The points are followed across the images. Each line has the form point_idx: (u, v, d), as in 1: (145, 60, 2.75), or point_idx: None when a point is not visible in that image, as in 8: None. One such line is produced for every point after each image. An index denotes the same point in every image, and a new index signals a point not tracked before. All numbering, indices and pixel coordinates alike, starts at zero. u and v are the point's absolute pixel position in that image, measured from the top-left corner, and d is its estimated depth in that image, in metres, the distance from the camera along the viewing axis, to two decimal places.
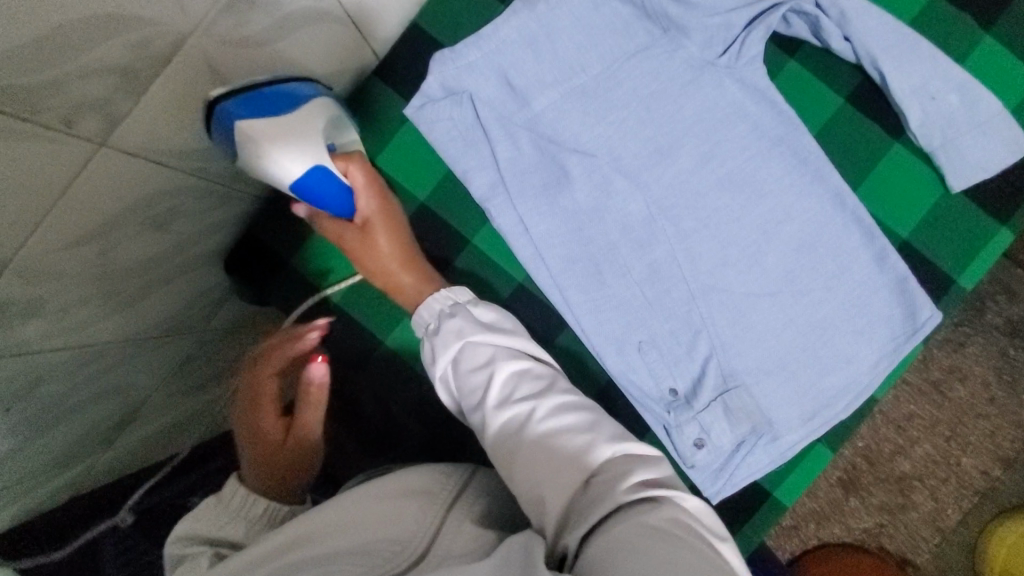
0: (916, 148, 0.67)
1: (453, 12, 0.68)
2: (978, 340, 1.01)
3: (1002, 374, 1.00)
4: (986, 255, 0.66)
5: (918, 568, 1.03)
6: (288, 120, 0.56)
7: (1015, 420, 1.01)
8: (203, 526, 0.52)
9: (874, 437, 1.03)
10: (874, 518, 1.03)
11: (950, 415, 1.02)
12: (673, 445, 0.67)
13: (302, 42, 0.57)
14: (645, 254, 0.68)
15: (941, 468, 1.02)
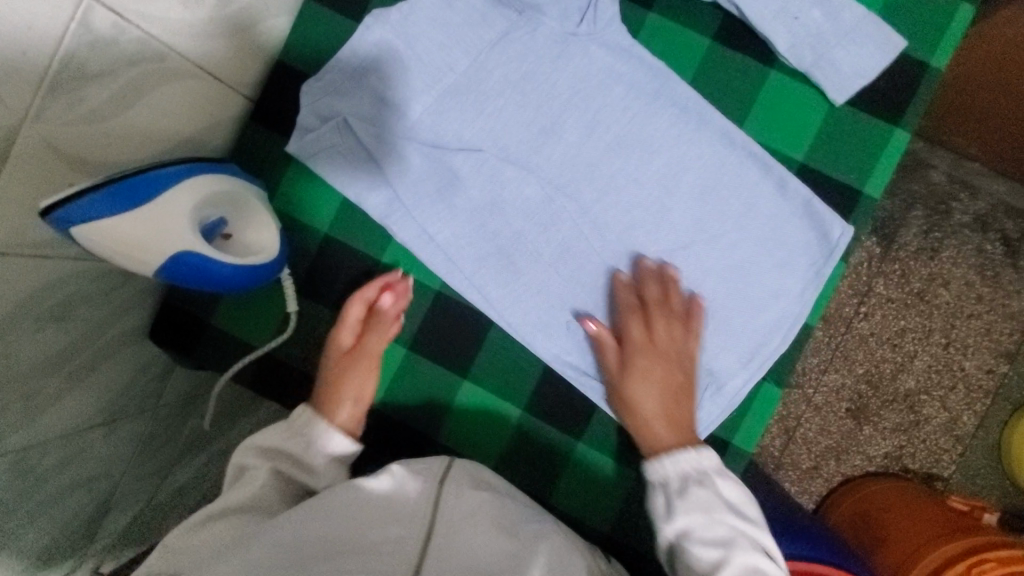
0: (792, 70, 0.66)
1: (313, 42, 0.68)
2: (952, 242, 0.99)
3: (984, 270, 0.99)
4: (885, 160, 0.66)
5: (948, 481, 1.00)
6: (149, 214, 0.52)
7: (1007, 312, 0.99)
8: (270, 446, 0.59)
9: (872, 360, 1.00)
10: (891, 441, 0.99)
11: (941, 321, 0.99)
12: (622, 418, 0.66)
13: (156, 106, 0.57)
14: (552, 235, 0.67)
15: (945, 375, 1.00)
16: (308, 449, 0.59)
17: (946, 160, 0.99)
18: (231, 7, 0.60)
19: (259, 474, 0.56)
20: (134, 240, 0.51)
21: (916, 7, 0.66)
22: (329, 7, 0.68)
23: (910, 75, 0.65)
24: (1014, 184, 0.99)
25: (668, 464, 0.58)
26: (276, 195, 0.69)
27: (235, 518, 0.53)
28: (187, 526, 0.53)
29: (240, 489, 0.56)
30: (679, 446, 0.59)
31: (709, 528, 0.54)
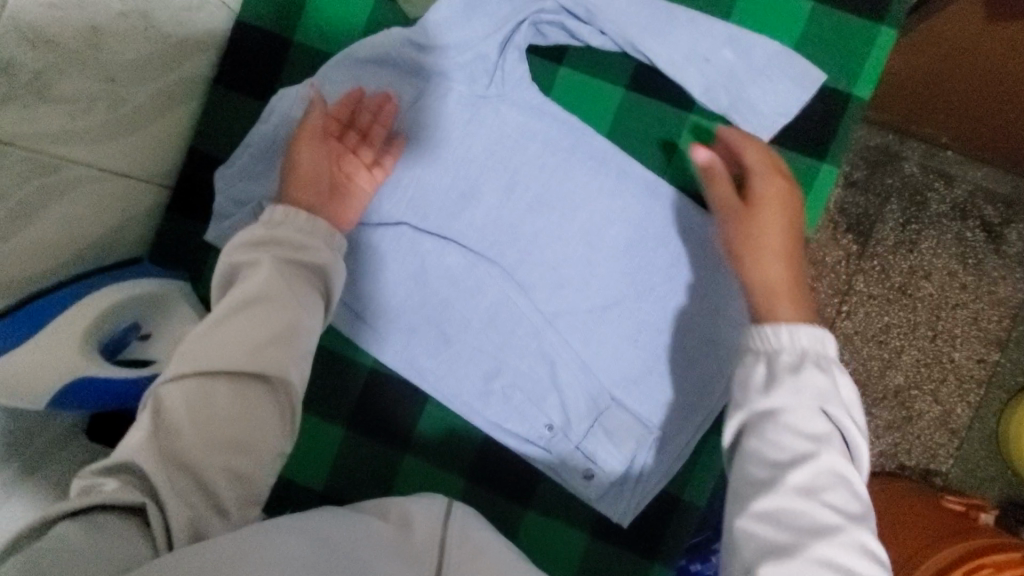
0: (709, 114, 0.64)
1: (224, 126, 0.68)
2: (931, 232, 0.96)
3: (966, 258, 0.96)
4: (814, 197, 0.64)
5: (947, 477, 0.96)
6: (33, 346, 0.52)
7: (993, 299, 0.96)
8: (260, 246, 0.55)
9: (859, 359, 0.96)
10: (887, 439, 0.96)
11: (926, 314, 0.96)
12: (562, 481, 0.64)
13: (73, 204, 0.58)
14: (480, 301, 0.65)
15: (935, 369, 0.96)
16: (303, 267, 0.55)
17: (918, 151, 0.96)
18: (127, 104, 0.59)
19: (259, 271, 0.53)
20: (23, 374, 0.51)
21: (833, 38, 0.64)
22: (235, 88, 0.68)
23: (828, 107, 0.64)
24: (990, 169, 0.96)
25: (782, 336, 0.47)
26: (199, 282, 0.69)
27: (247, 320, 0.51)
28: (175, 380, 0.49)
29: (250, 286, 0.52)
30: (793, 323, 0.50)
31: (809, 421, 0.44)
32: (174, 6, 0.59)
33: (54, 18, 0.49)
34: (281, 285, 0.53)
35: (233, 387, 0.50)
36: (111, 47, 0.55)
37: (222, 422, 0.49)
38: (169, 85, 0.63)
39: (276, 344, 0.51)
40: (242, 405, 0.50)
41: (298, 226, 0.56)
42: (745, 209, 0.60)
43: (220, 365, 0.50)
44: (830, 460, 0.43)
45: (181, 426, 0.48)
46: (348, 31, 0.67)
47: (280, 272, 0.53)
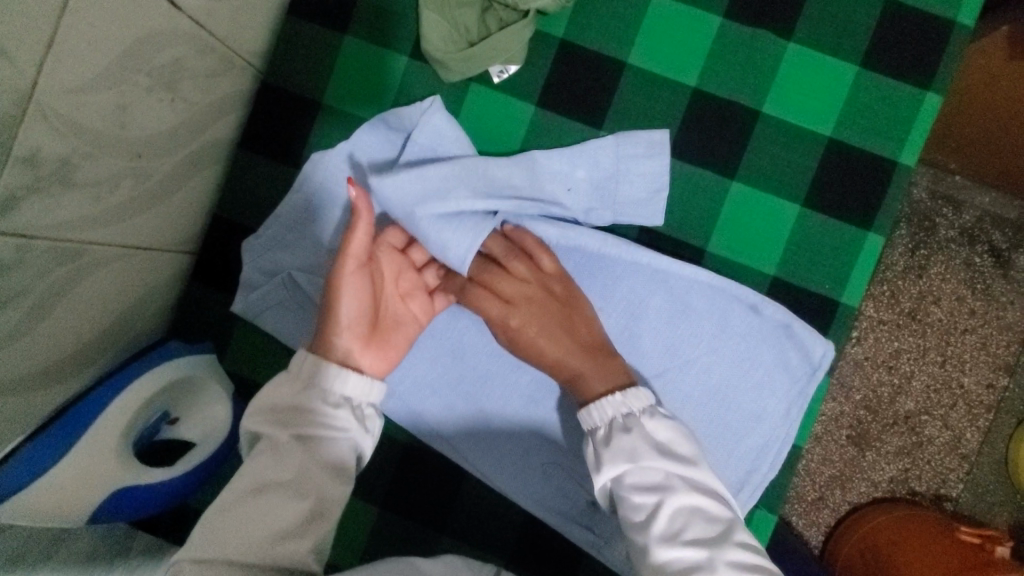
0: (753, 180, 0.62)
1: (251, 190, 0.66)
2: (940, 258, 0.93)
3: (975, 284, 0.93)
4: (863, 265, 0.62)
5: (956, 502, 0.94)
6: (74, 461, 0.52)
7: (1002, 324, 0.93)
8: (284, 412, 0.52)
9: (868, 385, 0.94)
10: (896, 464, 0.94)
11: (935, 340, 0.94)
12: (608, 563, 0.62)
13: (89, 289, 0.53)
14: (519, 375, 0.63)
15: (944, 395, 0.94)
16: (333, 435, 0.52)
17: (926, 176, 0.93)
18: (152, 178, 0.56)
19: (285, 446, 0.50)
20: (65, 491, 0.52)
21: (882, 107, 0.62)
22: (261, 151, 0.66)
23: (873, 171, 0.62)
24: (1000, 195, 0.93)
25: (601, 413, 0.54)
26: (226, 354, 0.66)
27: (270, 501, 0.48)
28: (191, 562, 0.46)
29: (274, 463, 0.50)
30: (606, 392, 0.55)
31: (644, 475, 0.50)
32: (201, 75, 0.57)
33: (83, 104, 0.45)
34: (308, 462, 0.50)
35: (254, 572, 0.46)
36: (136, 122, 0.51)
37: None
38: (194, 153, 0.60)
39: (301, 522, 0.48)
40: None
41: (323, 389, 0.53)
42: (556, 292, 0.60)
43: (240, 550, 0.46)
44: (676, 500, 0.48)
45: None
46: (380, 94, 0.64)
47: (309, 448, 0.51)
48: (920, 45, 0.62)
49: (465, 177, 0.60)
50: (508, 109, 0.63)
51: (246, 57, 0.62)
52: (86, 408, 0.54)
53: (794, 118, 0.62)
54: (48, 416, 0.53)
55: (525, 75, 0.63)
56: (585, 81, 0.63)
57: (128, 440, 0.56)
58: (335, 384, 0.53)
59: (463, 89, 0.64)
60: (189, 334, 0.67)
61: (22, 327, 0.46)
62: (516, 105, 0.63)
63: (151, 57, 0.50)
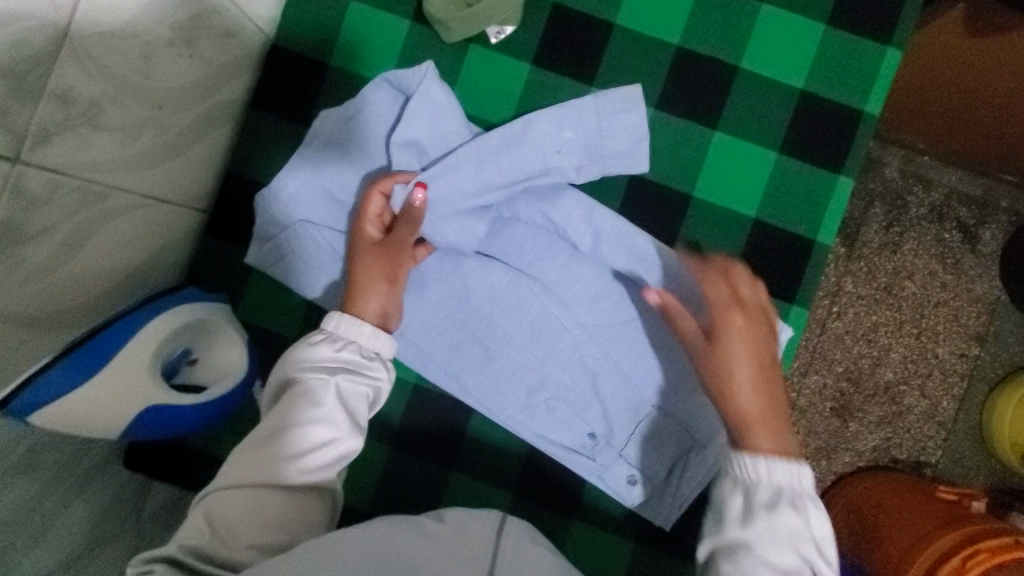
0: (734, 131, 0.67)
1: (262, 149, 0.70)
2: (912, 234, 0.99)
3: (945, 258, 0.99)
4: (835, 208, 0.67)
5: (936, 467, 0.99)
6: (107, 374, 0.55)
7: (971, 296, 0.99)
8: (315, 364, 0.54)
9: (849, 357, 0.99)
10: (878, 434, 0.99)
11: (910, 313, 0.99)
12: (608, 488, 0.66)
13: (115, 232, 0.56)
14: (521, 317, 0.67)
15: (921, 365, 0.99)
16: (359, 380, 0.55)
17: (897, 156, 1.00)
18: (170, 130, 0.59)
19: (313, 387, 0.53)
20: (100, 401, 0.54)
21: (847, 61, 0.68)
22: (271, 112, 0.69)
23: (842, 122, 0.67)
24: (964, 173, 0.99)
25: (766, 476, 0.48)
26: (239, 305, 0.69)
27: (287, 442, 0.51)
28: (223, 488, 0.50)
29: (303, 403, 0.52)
30: (774, 452, 0.49)
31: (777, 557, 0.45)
32: (216, 33, 0.60)
33: (110, 49, 0.48)
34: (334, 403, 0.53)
35: (284, 497, 0.50)
36: (157, 73, 0.54)
37: (272, 516, 0.49)
38: (208, 110, 0.64)
39: (325, 454, 0.52)
40: (286, 517, 0.49)
41: (356, 342, 0.56)
42: (708, 336, 0.56)
43: (268, 477, 0.50)
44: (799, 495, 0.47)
45: (232, 524, 0.48)
46: (384, 56, 0.68)
47: (336, 390, 0.53)
48: (881, 4, 0.67)
49: (467, 159, 0.63)
50: (506, 68, 0.68)
51: (257, 21, 0.66)
52: (114, 333, 0.56)
53: (769, 74, 0.67)
54: (78, 335, 0.54)
55: (520, 36, 0.68)
56: (576, 39, 0.67)
57: (154, 361, 0.58)
58: (358, 334, 0.56)
59: (463, 50, 0.68)
60: (202, 287, 0.70)
61: (56, 262, 0.49)
62: (513, 64, 0.68)
63: (171, 10, 0.53)
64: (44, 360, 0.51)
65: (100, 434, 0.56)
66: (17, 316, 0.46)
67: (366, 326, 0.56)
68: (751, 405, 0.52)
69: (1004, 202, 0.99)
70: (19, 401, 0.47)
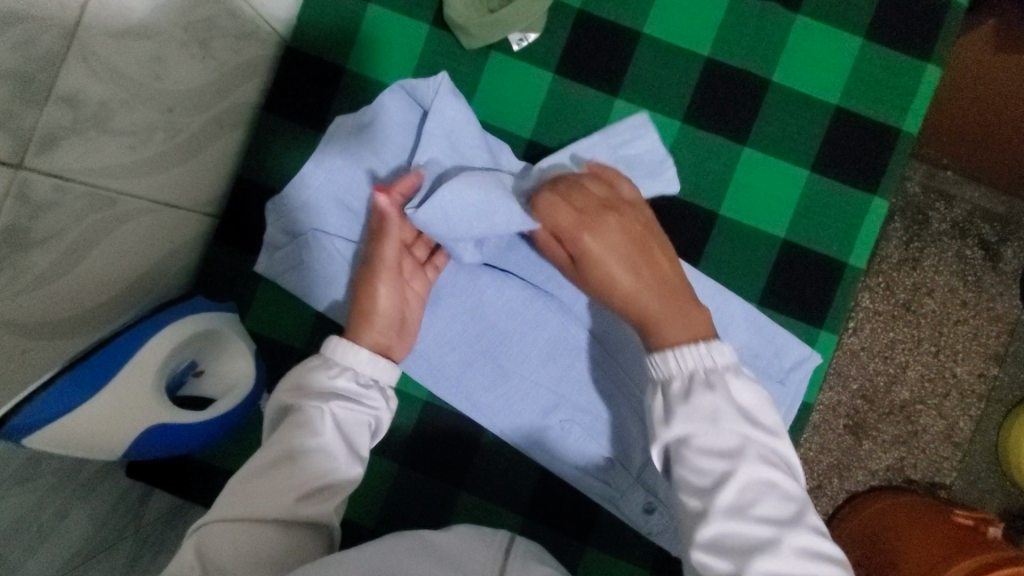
0: (764, 146, 0.64)
1: (275, 154, 0.68)
2: (933, 250, 0.96)
3: (965, 275, 0.96)
4: (868, 228, 0.65)
5: (950, 490, 0.96)
6: (112, 391, 0.53)
7: (991, 315, 0.96)
8: (313, 391, 0.53)
9: (865, 376, 0.96)
10: (891, 453, 0.96)
11: (928, 330, 0.96)
12: (623, 516, 0.64)
13: (123, 237, 0.54)
14: (537, 333, 0.64)
15: (938, 384, 0.96)
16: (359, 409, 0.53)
17: (920, 171, 0.97)
18: (182, 133, 0.57)
19: (312, 415, 0.51)
20: (102, 420, 0.53)
21: (884, 76, 0.65)
22: (285, 116, 0.67)
23: (877, 139, 0.64)
24: (988, 188, 0.96)
25: (677, 364, 0.50)
26: (248, 313, 0.68)
27: (284, 471, 0.48)
28: (217, 521, 0.46)
29: (302, 431, 0.50)
30: (686, 341, 0.51)
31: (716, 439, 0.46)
32: (231, 35, 0.58)
33: (121, 50, 0.46)
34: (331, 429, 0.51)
35: (280, 529, 0.47)
36: (169, 75, 0.52)
37: (270, 550, 0.46)
38: (221, 113, 0.62)
39: (324, 486, 0.50)
40: (282, 552, 0.46)
41: (355, 368, 0.54)
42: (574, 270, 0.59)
43: (265, 508, 0.47)
44: (747, 470, 0.45)
45: (229, 562, 0.45)
46: (403, 60, 0.66)
47: (334, 417, 0.51)
48: (921, 17, 0.65)
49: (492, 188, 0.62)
50: (528, 75, 0.65)
51: (274, 22, 0.64)
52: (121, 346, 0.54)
53: (803, 87, 0.65)
54: (82, 351, 0.53)
55: (544, 42, 0.65)
56: (602, 47, 0.65)
57: (159, 380, 0.57)
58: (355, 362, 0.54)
59: (484, 56, 0.65)
60: (210, 293, 0.68)
61: (61, 270, 0.47)
62: (536, 72, 0.65)
63: (185, 10, 0.51)
64: (46, 378, 0.49)
65: (101, 455, 0.55)
66: (20, 327, 0.44)
67: (363, 350, 0.55)
68: (671, 326, 0.53)
69: None
70: (19, 421, 0.45)
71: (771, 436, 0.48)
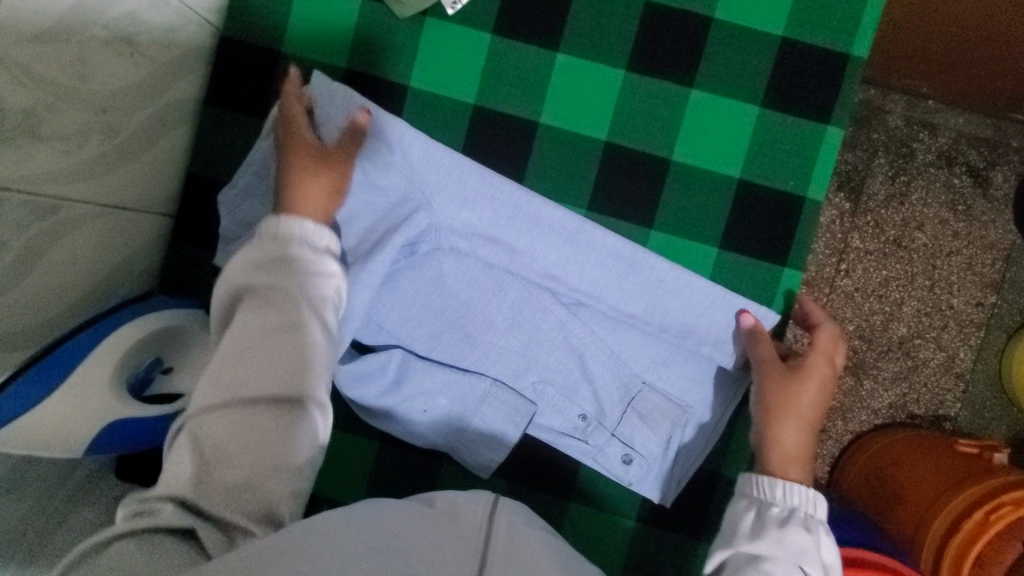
0: (711, 85, 0.63)
1: (223, 146, 0.67)
2: (920, 182, 0.95)
3: (956, 205, 0.94)
4: (826, 158, 0.63)
5: (956, 421, 0.96)
6: (70, 388, 0.53)
7: (984, 243, 0.95)
8: (264, 275, 0.52)
9: (860, 315, 0.95)
10: (893, 390, 0.96)
11: (922, 264, 0.95)
12: (604, 470, 0.64)
13: (75, 245, 0.54)
14: (503, 298, 0.64)
15: (935, 317, 0.95)
16: (314, 275, 0.53)
17: (900, 103, 0.94)
18: (120, 134, 0.57)
19: (280, 297, 0.51)
20: (64, 419, 0.52)
21: None
22: (228, 107, 0.67)
23: (828, 66, 0.63)
24: (974, 114, 0.94)
25: (788, 489, 0.53)
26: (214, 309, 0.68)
27: (258, 346, 0.50)
28: (201, 413, 0.48)
29: (269, 310, 0.51)
30: (798, 439, 0.57)
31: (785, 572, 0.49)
32: (158, 30, 0.57)
33: (42, 54, 0.45)
34: (285, 307, 0.51)
35: (267, 411, 0.48)
36: (98, 77, 0.52)
37: (255, 443, 0.47)
38: (161, 110, 0.61)
39: (288, 402, 0.49)
40: (272, 448, 0.47)
41: (302, 237, 0.53)
42: (792, 371, 0.58)
43: (244, 391, 0.48)
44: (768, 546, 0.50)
45: (218, 449, 0.46)
46: (337, 38, 0.65)
47: (295, 250, 0.53)
48: None
49: (430, 219, 0.62)
50: (466, 38, 0.64)
51: (204, 13, 0.63)
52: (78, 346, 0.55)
53: (747, 22, 0.63)
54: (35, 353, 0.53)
55: (478, 3, 0.64)
56: (538, 3, 0.64)
57: (118, 376, 0.57)
58: (305, 265, 0.53)
59: (420, 23, 0.64)
60: (177, 291, 0.69)
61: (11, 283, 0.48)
62: (474, 34, 0.64)
63: (105, 8, 0.50)
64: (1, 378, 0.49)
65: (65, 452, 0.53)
66: None
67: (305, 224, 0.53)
68: (802, 445, 0.57)
69: (1017, 141, 0.94)
70: None
71: (763, 519, 0.52)
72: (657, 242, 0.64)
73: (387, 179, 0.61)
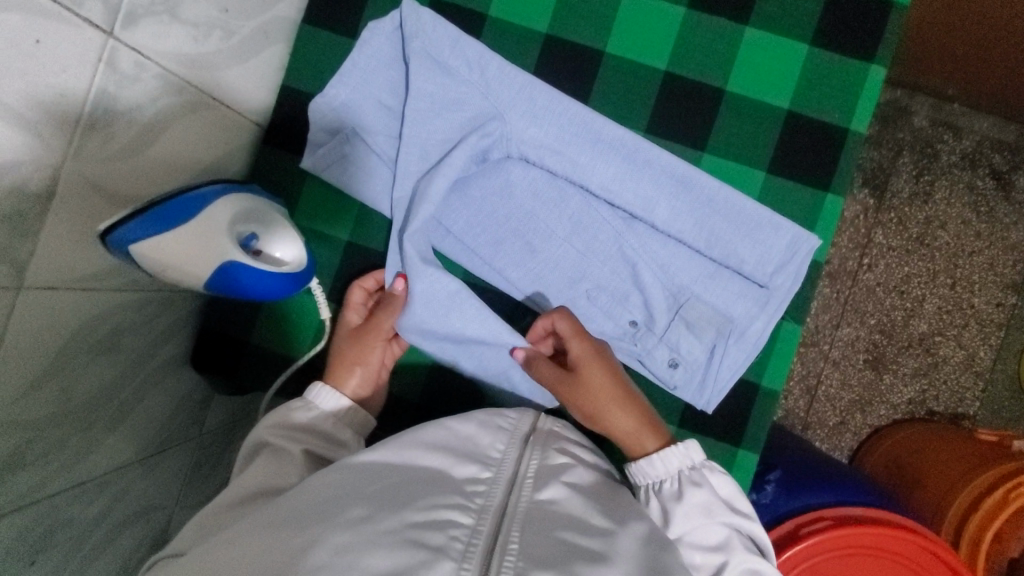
0: (766, 26, 0.69)
1: (314, 62, 0.73)
2: (944, 182, 0.99)
3: (979, 207, 0.98)
4: (868, 96, 0.69)
5: (974, 419, 0.99)
6: (192, 229, 0.57)
7: (1006, 245, 0.98)
8: (292, 427, 0.60)
9: (882, 310, 0.99)
10: (913, 386, 0.99)
11: (943, 262, 0.98)
12: (650, 372, 0.69)
13: (188, 129, 0.61)
14: (562, 211, 0.70)
15: (955, 315, 0.99)
16: (332, 445, 0.61)
17: (926, 105, 0.99)
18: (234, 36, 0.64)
19: (287, 455, 0.57)
20: (182, 254, 0.57)
21: None
22: (323, 27, 0.73)
23: (874, 15, 0.69)
24: (998, 119, 0.98)
25: (665, 465, 0.58)
26: (295, 210, 0.73)
27: (248, 503, 0.52)
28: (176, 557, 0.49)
29: (275, 465, 0.56)
30: (617, 421, 0.61)
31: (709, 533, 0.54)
32: None
33: None
34: (290, 470, 0.55)
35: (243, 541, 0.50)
36: None
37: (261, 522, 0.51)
38: (267, 23, 0.68)
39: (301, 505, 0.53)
40: None
41: (335, 417, 0.63)
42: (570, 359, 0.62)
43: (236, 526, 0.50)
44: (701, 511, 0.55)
45: None
46: None
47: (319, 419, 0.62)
48: None
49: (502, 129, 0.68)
50: None
51: None
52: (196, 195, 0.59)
53: None
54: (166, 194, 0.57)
55: None
56: None
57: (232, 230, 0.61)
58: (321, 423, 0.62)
59: None
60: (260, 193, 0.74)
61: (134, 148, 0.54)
62: None
63: None
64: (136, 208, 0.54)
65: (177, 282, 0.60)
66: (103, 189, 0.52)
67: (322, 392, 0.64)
68: (620, 425, 0.61)
69: None
70: (110, 238, 0.52)
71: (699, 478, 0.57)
72: (709, 163, 0.69)
73: (465, 93, 0.68)
